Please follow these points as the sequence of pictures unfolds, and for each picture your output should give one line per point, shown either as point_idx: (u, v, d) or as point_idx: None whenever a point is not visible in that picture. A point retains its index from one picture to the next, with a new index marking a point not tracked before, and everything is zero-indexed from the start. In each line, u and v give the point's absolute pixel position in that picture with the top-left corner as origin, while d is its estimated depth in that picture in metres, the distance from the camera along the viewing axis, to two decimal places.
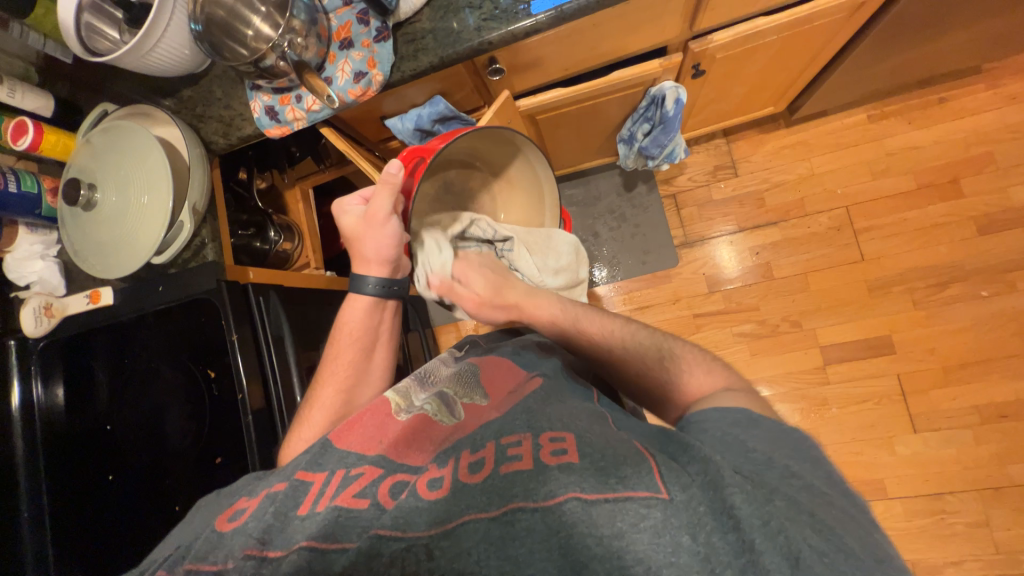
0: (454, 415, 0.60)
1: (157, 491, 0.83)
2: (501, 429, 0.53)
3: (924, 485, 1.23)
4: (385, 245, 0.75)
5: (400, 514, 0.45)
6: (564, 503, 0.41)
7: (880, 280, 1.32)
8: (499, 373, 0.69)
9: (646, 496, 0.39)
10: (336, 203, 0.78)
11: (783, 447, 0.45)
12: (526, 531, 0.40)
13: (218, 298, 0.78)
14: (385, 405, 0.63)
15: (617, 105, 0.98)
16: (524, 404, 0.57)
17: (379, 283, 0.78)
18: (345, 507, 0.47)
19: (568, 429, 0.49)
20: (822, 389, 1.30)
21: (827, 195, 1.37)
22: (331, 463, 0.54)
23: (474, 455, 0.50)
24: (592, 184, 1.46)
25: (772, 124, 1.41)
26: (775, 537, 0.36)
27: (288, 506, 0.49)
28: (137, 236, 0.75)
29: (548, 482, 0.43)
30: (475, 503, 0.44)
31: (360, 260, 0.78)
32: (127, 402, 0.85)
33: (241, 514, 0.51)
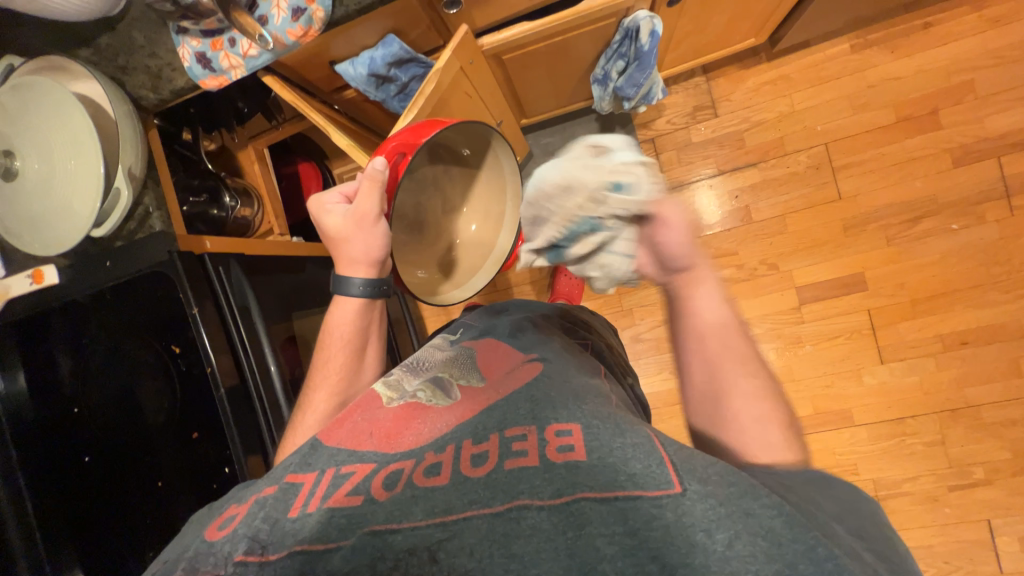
0: (450, 396, 0.60)
1: (139, 469, 0.82)
2: (505, 419, 0.52)
3: (888, 411, 1.31)
4: (374, 246, 0.68)
5: (394, 507, 0.44)
6: (576, 502, 0.41)
7: (856, 218, 1.32)
8: (497, 354, 0.68)
9: (657, 495, 0.40)
10: (314, 201, 0.71)
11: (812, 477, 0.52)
12: (532, 529, 0.39)
13: (172, 271, 0.73)
14: (375, 399, 0.62)
15: (588, 41, 0.91)
16: (528, 390, 0.56)
17: (367, 284, 0.72)
18: (335, 507, 0.46)
19: (574, 420, 0.50)
20: (797, 328, 1.34)
21: (807, 133, 1.33)
22: (323, 463, 0.53)
23: (476, 448, 0.49)
24: (569, 132, 1.40)
25: (752, 58, 1.35)
26: (815, 556, 0.35)
27: (279, 513, 0.48)
28: (69, 206, 0.68)
29: (554, 480, 0.43)
30: (477, 499, 0.43)
31: (343, 262, 0.71)
32: (92, 382, 0.82)
33: (231, 523, 0.49)
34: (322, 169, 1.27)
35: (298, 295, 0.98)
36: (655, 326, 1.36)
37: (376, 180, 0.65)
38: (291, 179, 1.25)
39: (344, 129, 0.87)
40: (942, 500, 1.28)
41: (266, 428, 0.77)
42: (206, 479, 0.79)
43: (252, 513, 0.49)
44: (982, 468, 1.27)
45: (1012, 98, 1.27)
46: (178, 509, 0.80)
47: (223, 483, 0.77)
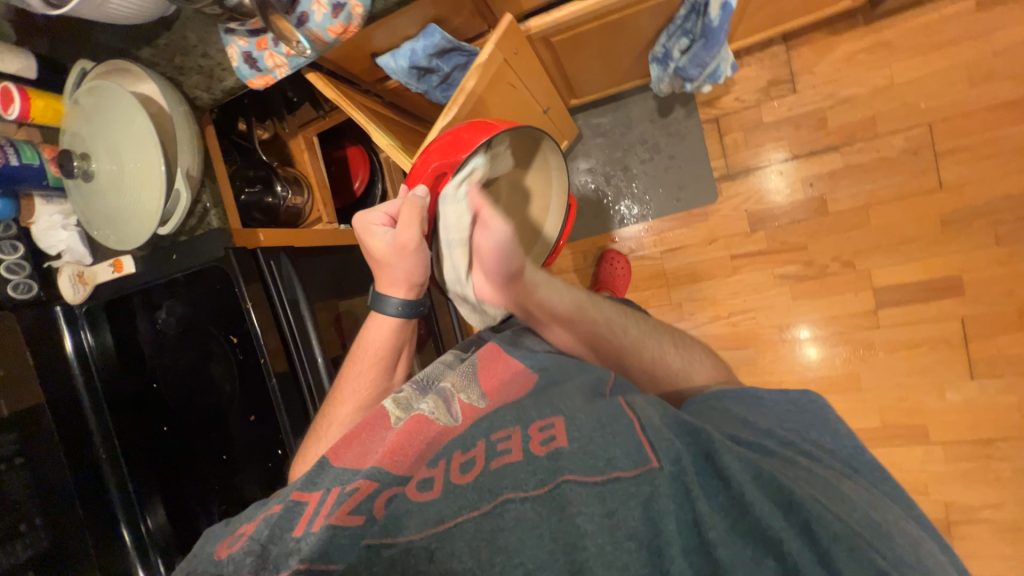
0: (453, 416, 0.59)
1: (207, 440, 0.91)
2: (491, 426, 0.53)
3: (973, 431, 1.16)
4: (416, 270, 0.67)
5: (390, 521, 0.45)
6: (558, 487, 0.41)
7: (957, 212, 1.14)
8: (495, 363, 0.66)
9: (636, 473, 0.41)
10: (356, 221, 0.68)
11: (787, 415, 0.52)
12: (516, 521, 0.40)
13: (227, 266, 0.77)
14: (383, 418, 0.63)
15: (649, 16, 0.81)
16: (517, 401, 0.57)
17: (404, 304, 0.71)
18: (339, 526, 0.46)
19: (556, 414, 0.50)
20: (871, 333, 1.21)
21: (907, 111, 1.15)
22: (327, 482, 0.54)
23: (465, 455, 0.50)
24: (623, 111, 1.30)
25: (846, 21, 1.16)
26: (764, 487, 0.38)
27: (282, 528, 0.50)
28: (138, 204, 0.73)
29: (538, 471, 0.43)
30: (466, 503, 0.43)
31: (385, 283, 0.70)
32: (167, 361, 0.91)
33: (237, 541, 0.51)
34: (369, 153, 1.27)
35: (346, 284, 1.01)
36: (705, 322, 1.30)
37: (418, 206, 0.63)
38: (339, 163, 1.27)
39: (387, 122, 0.85)
40: None
41: (312, 412, 0.82)
42: (264, 459, 0.86)
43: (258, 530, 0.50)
44: None
45: None
46: (244, 476, 0.89)
47: (280, 462, 0.84)
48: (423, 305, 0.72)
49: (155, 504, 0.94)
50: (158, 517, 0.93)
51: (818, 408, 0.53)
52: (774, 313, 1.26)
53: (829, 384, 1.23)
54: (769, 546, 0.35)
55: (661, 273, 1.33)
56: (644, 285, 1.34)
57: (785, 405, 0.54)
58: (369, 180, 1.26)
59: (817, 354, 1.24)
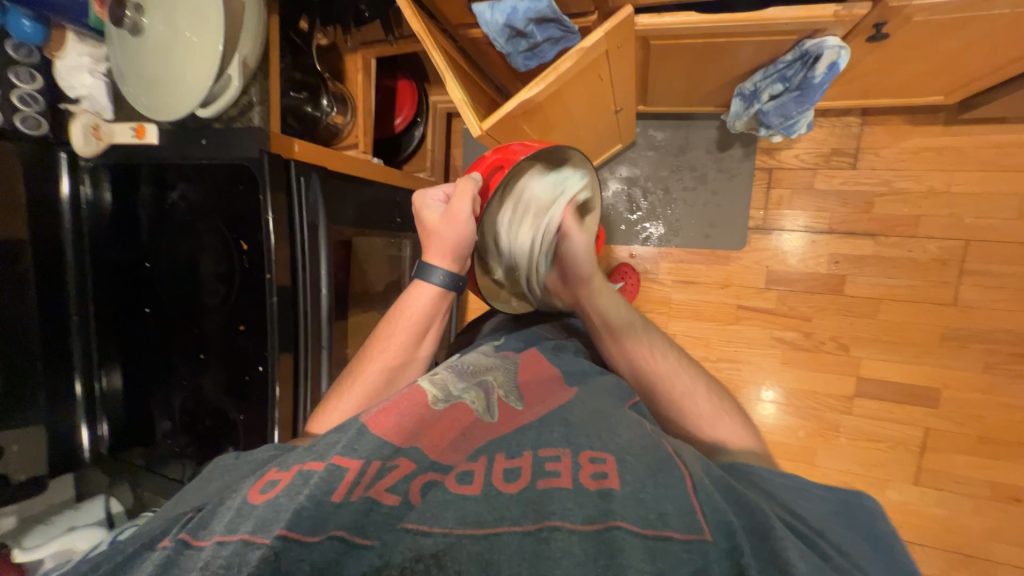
0: (490, 412, 0.55)
1: (185, 334, 0.89)
2: (538, 439, 0.50)
3: (896, 530, 1.23)
4: (463, 242, 0.68)
5: (427, 510, 0.42)
6: (610, 530, 0.39)
7: (959, 331, 1.17)
8: (539, 377, 0.64)
9: (689, 538, 0.39)
10: (415, 196, 0.71)
11: (834, 519, 0.47)
12: (561, 553, 0.38)
13: (257, 168, 0.74)
14: (421, 394, 0.54)
15: (755, 51, 0.78)
16: (559, 411, 0.55)
17: (447, 276, 0.70)
18: (375, 501, 0.42)
19: (607, 449, 0.48)
20: (839, 417, 1.25)
21: (950, 221, 1.15)
22: (368, 451, 0.46)
23: (509, 462, 0.47)
24: (684, 132, 1.27)
25: (926, 115, 1.15)
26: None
27: (320, 488, 0.41)
28: (183, 79, 0.68)
29: (586, 505, 0.41)
30: (507, 516, 0.41)
31: (431, 253, 0.70)
32: (164, 244, 0.87)
33: (272, 488, 0.44)
34: (420, 93, 1.21)
35: (365, 220, 0.98)
36: None
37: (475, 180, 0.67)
38: (388, 94, 1.21)
39: (460, 72, 0.81)
40: None
41: (303, 338, 0.81)
42: (240, 371, 0.84)
43: (293, 485, 0.44)
44: None
45: None
46: (212, 379, 0.88)
47: (255, 378, 0.83)
48: (465, 280, 0.72)
49: (114, 373, 0.93)
50: (115, 386, 0.93)
51: (863, 511, 0.47)
52: (757, 371, 1.29)
53: (785, 450, 1.28)
54: None
55: (666, 300, 1.34)
56: (646, 307, 1.35)
57: (830, 504, 0.49)
58: (410, 119, 1.21)
59: (770, 414, 1.28)
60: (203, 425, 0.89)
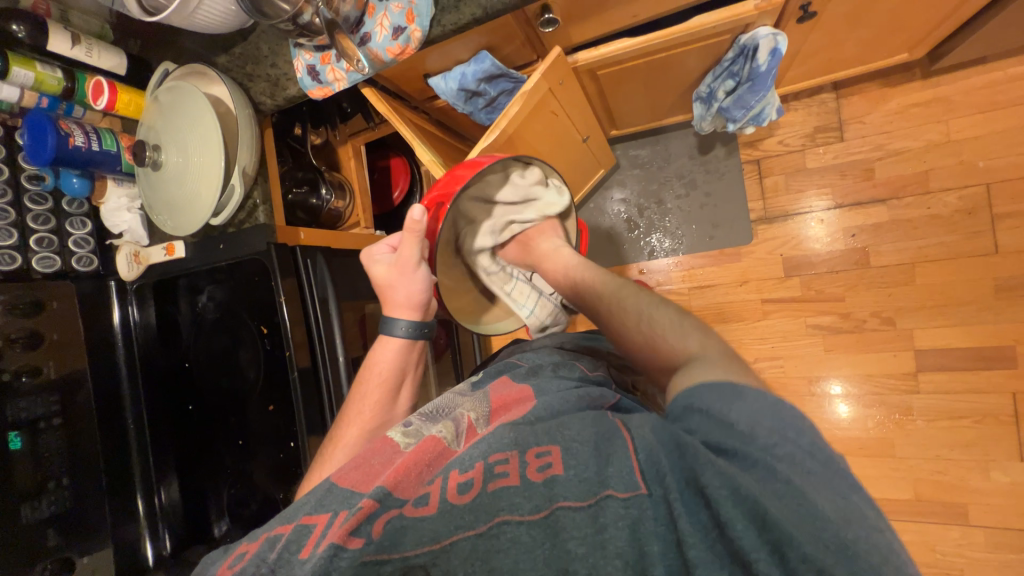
0: (458, 439, 0.59)
1: (226, 423, 0.95)
2: (489, 447, 0.51)
3: (1020, 519, 1.07)
4: (416, 290, 0.73)
5: (386, 537, 0.46)
6: (552, 513, 0.43)
7: (1013, 279, 1.08)
8: (509, 398, 0.66)
9: (626, 496, 0.42)
10: (363, 253, 0.74)
11: (765, 416, 0.42)
12: (511, 543, 0.42)
13: (267, 259, 0.82)
14: (390, 443, 0.60)
15: (696, 57, 0.83)
16: (519, 421, 0.57)
17: (411, 326, 0.75)
18: (339, 547, 0.45)
19: (554, 442, 0.49)
20: (909, 398, 1.14)
21: (963, 169, 1.10)
22: (336, 503, 0.51)
23: (463, 476, 0.49)
24: (662, 145, 1.31)
25: (901, 74, 1.14)
26: (743, 503, 0.36)
27: (291, 548, 0.48)
28: (195, 197, 0.79)
29: (534, 496, 0.44)
30: (462, 523, 0.45)
31: (389, 306, 0.75)
32: (200, 344, 0.97)
33: (239, 561, 0.50)
34: (410, 165, 1.32)
35: None
36: None
37: (414, 230, 0.67)
38: (382, 173, 1.33)
39: (430, 138, 0.89)
40: None
41: (327, 408, 0.85)
42: (277, 449, 0.88)
43: (261, 552, 0.49)
44: None
45: None
46: (256, 462, 0.92)
47: (291, 453, 0.86)
48: (429, 326, 0.77)
49: (170, 477, 0.97)
50: (172, 492, 0.97)
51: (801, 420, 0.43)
52: (804, 365, 1.21)
53: (861, 446, 1.16)
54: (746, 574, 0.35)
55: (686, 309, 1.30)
56: None
57: (766, 404, 0.43)
58: (406, 190, 1.31)
59: (845, 410, 1.17)
60: (252, 510, 0.93)
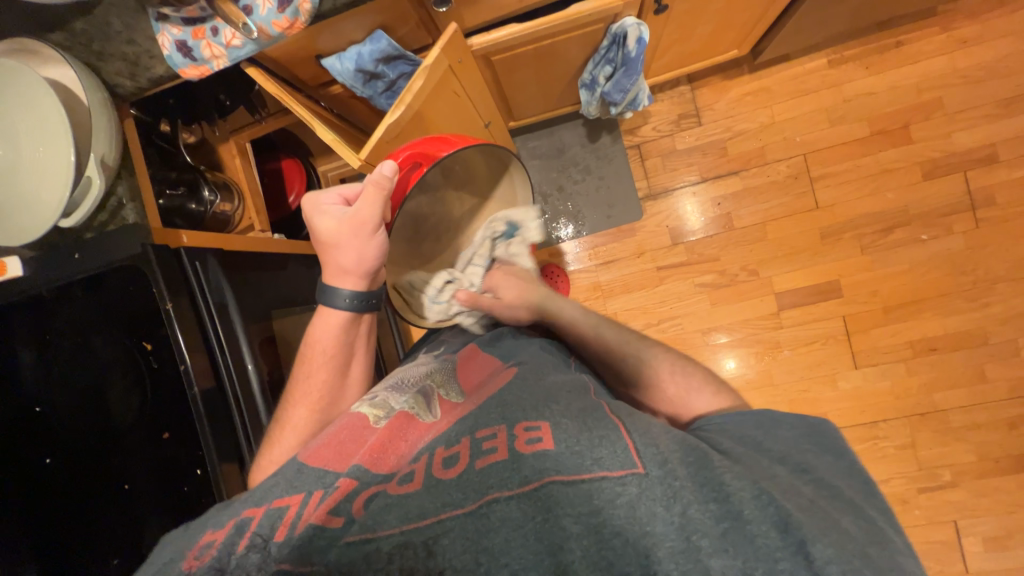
0: (432, 411, 0.60)
1: (106, 471, 0.79)
2: (475, 423, 0.54)
3: (862, 415, 1.34)
4: (370, 255, 0.67)
5: (368, 518, 0.45)
6: (544, 488, 0.44)
7: (832, 227, 1.36)
8: (475, 367, 0.70)
9: (621, 475, 0.44)
10: (308, 198, 0.67)
11: (803, 445, 0.52)
12: (502, 521, 0.42)
13: (146, 264, 0.70)
14: (362, 419, 0.60)
15: (577, 45, 0.92)
16: (498, 394, 0.58)
17: (355, 297, 0.70)
18: (319, 527, 0.46)
19: (542, 417, 0.52)
20: (776, 333, 1.37)
21: (786, 143, 1.37)
22: (309, 484, 0.52)
23: (448, 451, 0.51)
24: (557, 136, 1.41)
25: (734, 70, 1.39)
26: (765, 504, 0.41)
27: (267, 532, 0.47)
28: (34, 197, 0.66)
29: (522, 469, 0.46)
30: (450, 499, 0.45)
31: (334, 267, 0.68)
32: (58, 382, 0.79)
33: (208, 550, 0.46)
34: (306, 165, 1.24)
35: (280, 292, 0.96)
36: (639, 329, 1.39)
37: (380, 185, 0.63)
38: (274, 175, 1.23)
39: (330, 124, 0.86)
40: (912, 501, 1.31)
41: (242, 427, 0.75)
42: (177, 482, 0.76)
43: (233, 540, 0.47)
44: (948, 470, 1.31)
45: (977, 116, 1.33)
46: (150, 510, 0.77)
47: (197, 483, 0.75)
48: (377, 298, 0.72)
49: (29, 575, 0.75)
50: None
51: (829, 435, 0.53)
52: (697, 319, 1.38)
53: (748, 381, 1.36)
54: (764, 560, 0.38)
55: (597, 284, 1.41)
56: (582, 296, 1.41)
57: (798, 429, 0.53)
58: (303, 192, 1.23)
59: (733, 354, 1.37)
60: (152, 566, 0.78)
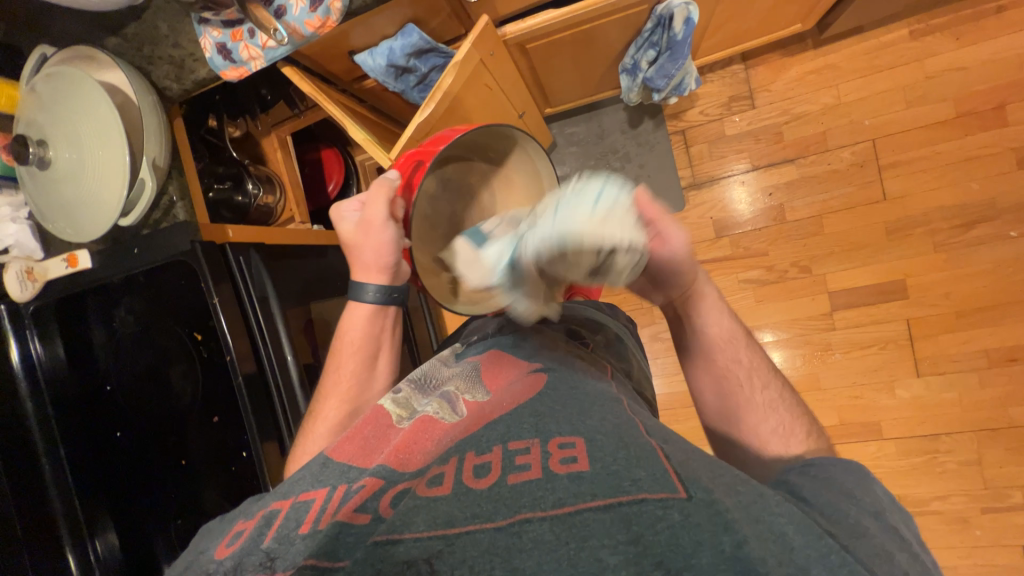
0: (455, 412, 0.59)
1: (167, 445, 0.87)
2: (507, 432, 0.51)
3: (922, 426, 1.24)
4: (385, 251, 0.69)
5: (398, 517, 0.44)
6: (577, 514, 0.40)
7: (901, 221, 1.23)
8: (502, 367, 0.66)
9: (662, 497, 0.41)
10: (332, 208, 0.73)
11: (854, 481, 0.50)
12: (534, 543, 0.39)
13: (194, 260, 0.75)
14: (385, 416, 0.62)
15: (619, 29, 0.86)
16: (529, 404, 0.55)
17: (378, 290, 0.72)
18: (345, 524, 0.46)
19: (576, 431, 0.50)
20: (827, 335, 1.27)
21: (853, 127, 1.24)
22: (333, 478, 0.53)
23: (480, 459, 0.49)
24: (596, 121, 1.35)
25: (796, 45, 1.26)
26: (827, 558, 0.37)
27: (292, 524, 0.48)
28: (97, 197, 0.71)
29: (557, 490, 0.43)
30: (480, 513, 0.42)
31: (358, 267, 0.72)
32: (125, 363, 0.87)
33: (237, 540, 0.49)
34: (344, 156, 1.26)
35: (319, 284, 1.00)
36: None
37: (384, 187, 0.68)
38: (314, 166, 1.26)
39: (364, 119, 0.86)
40: (973, 521, 1.21)
41: (281, 413, 0.80)
42: (225, 462, 0.83)
43: (260, 531, 0.49)
44: (1019, 491, 1.19)
45: None
46: (205, 482, 0.85)
47: (242, 465, 0.81)
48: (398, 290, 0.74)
49: (106, 529, 0.85)
50: (111, 545, 0.85)
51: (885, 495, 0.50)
52: (739, 317, 1.31)
53: (792, 384, 1.29)
54: None
55: None
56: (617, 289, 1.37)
57: (850, 472, 0.51)
58: (342, 183, 1.25)
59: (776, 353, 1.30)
60: None
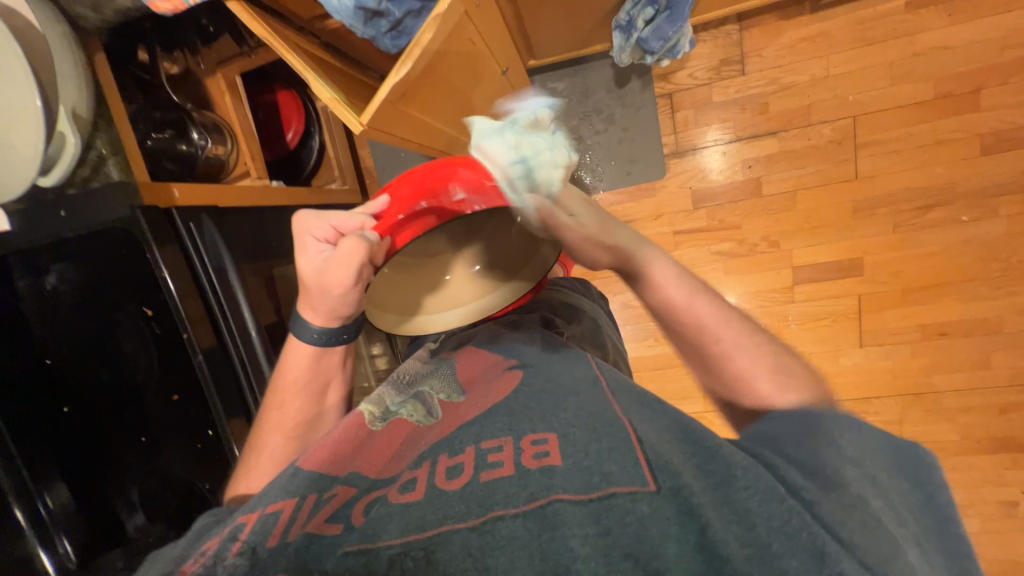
0: (431, 414, 0.59)
1: (123, 416, 0.82)
2: (482, 432, 0.51)
3: (857, 391, 1.36)
4: (344, 306, 0.66)
5: (369, 527, 0.43)
6: (550, 505, 0.41)
7: (867, 200, 1.27)
8: (475, 366, 0.66)
9: (633, 491, 0.42)
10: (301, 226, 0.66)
11: (880, 458, 0.48)
12: (506, 539, 0.40)
13: (135, 227, 0.67)
14: (358, 417, 0.58)
15: None
16: (505, 403, 0.55)
17: (322, 333, 0.69)
18: (315, 535, 0.43)
19: (549, 428, 0.50)
20: (786, 307, 1.34)
21: (837, 102, 1.23)
22: (301, 487, 0.48)
23: (452, 460, 0.49)
24: (581, 76, 1.27)
25: (793, 8, 1.20)
26: (798, 536, 0.38)
27: (255, 537, 0.44)
28: (7, 150, 0.60)
29: (529, 485, 0.44)
30: (452, 513, 0.42)
31: (309, 303, 0.68)
32: (65, 329, 0.79)
33: (199, 559, 0.44)
34: (303, 97, 1.11)
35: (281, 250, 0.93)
36: None
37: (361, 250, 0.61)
38: (270, 112, 1.13)
39: (328, 68, 0.76)
40: None
41: (248, 394, 0.76)
42: (189, 438, 0.80)
43: (224, 545, 0.44)
44: (928, 447, 1.36)
45: None
46: (168, 454, 0.82)
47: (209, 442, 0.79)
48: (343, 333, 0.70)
49: (53, 479, 0.80)
50: (60, 496, 0.80)
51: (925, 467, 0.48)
52: None
53: None
54: None
55: None
56: None
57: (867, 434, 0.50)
58: (303, 132, 1.13)
59: None
60: (172, 506, 0.84)
